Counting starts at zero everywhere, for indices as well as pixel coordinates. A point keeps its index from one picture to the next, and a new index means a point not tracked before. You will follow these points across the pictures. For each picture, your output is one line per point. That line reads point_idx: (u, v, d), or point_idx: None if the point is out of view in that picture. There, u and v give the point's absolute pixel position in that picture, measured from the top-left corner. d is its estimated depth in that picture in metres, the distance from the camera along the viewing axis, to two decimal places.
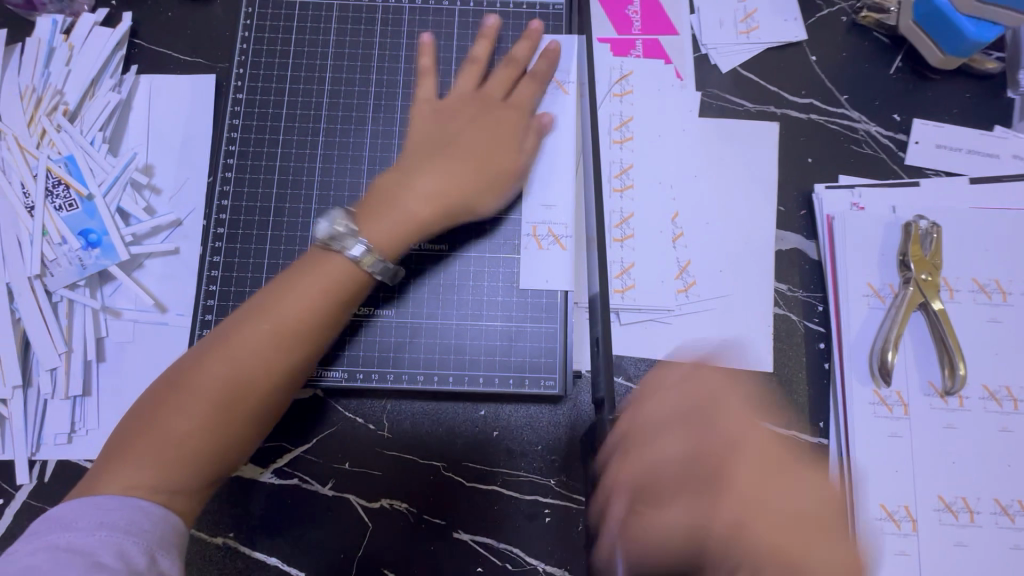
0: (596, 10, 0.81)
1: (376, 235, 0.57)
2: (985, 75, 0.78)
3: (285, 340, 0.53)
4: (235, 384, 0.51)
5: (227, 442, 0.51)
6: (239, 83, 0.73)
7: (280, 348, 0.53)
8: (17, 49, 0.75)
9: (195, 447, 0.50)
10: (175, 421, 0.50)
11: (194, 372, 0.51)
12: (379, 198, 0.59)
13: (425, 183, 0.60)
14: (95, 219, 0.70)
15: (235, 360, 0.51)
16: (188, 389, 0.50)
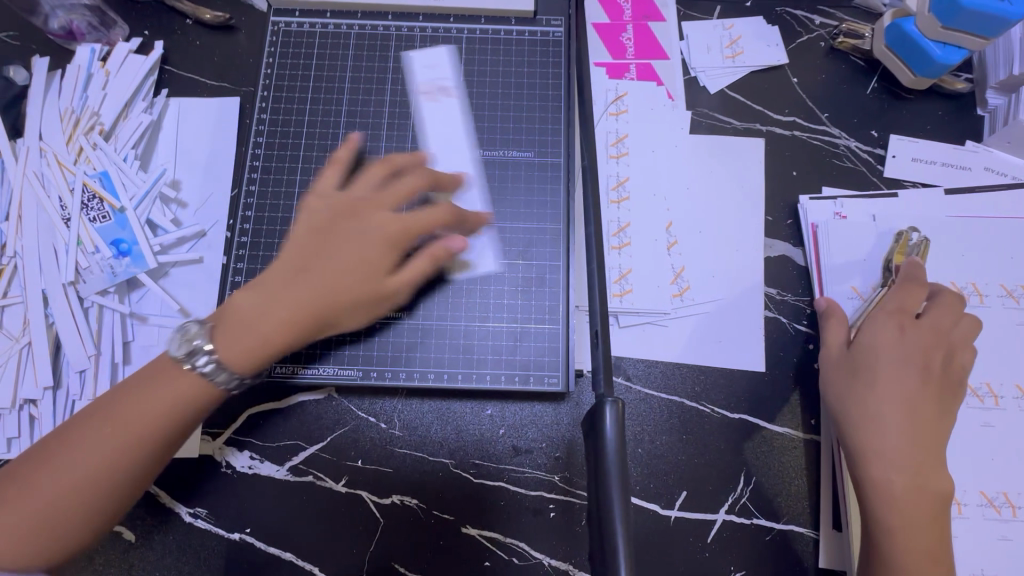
0: (592, 38, 0.87)
1: (227, 353, 0.52)
2: (955, 94, 0.84)
3: (133, 445, 0.50)
4: (91, 472, 0.50)
5: (88, 510, 0.50)
6: (262, 104, 0.79)
7: (130, 450, 0.50)
8: (57, 75, 0.81)
9: (63, 516, 0.49)
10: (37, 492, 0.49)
11: (63, 449, 0.50)
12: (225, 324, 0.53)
13: (261, 291, 0.55)
14: (127, 229, 0.75)
15: (93, 441, 0.50)
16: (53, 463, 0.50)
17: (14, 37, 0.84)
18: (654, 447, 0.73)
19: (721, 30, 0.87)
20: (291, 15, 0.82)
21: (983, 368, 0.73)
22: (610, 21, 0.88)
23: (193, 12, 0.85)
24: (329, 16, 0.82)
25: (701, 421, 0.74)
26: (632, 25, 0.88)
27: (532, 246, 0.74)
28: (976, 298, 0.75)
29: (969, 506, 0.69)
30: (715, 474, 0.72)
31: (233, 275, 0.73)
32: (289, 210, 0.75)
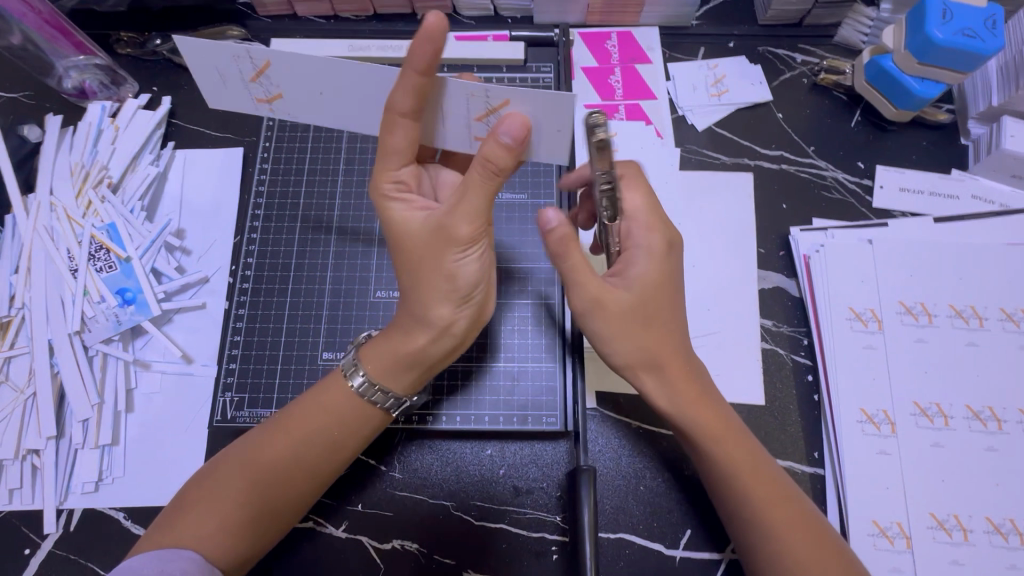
0: (582, 81, 0.91)
1: (395, 381, 0.61)
2: (938, 125, 0.86)
3: (306, 447, 0.60)
4: (265, 486, 0.58)
5: (265, 526, 0.58)
6: (265, 154, 0.82)
7: (310, 457, 0.60)
8: (69, 131, 0.84)
9: (245, 526, 0.57)
10: (218, 508, 0.56)
11: (224, 470, 0.58)
12: (393, 340, 0.61)
13: (439, 313, 0.59)
14: (132, 278, 0.76)
15: (273, 453, 0.59)
16: (216, 485, 0.58)
17: (30, 97, 0.88)
18: (655, 484, 0.72)
19: (706, 71, 0.90)
20: None
21: (986, 393, 0.72)
22: (598, 64, 0.92)
23: None
24: None
25: None
26: (620, 67, 0.91)
27: (528, 285, 0.76)
28: (976, 321, 0.75)
29: (975, 531, 0.68)
30: None
31: (234, 321, 0.75)
32: (290, 255, 0.77)
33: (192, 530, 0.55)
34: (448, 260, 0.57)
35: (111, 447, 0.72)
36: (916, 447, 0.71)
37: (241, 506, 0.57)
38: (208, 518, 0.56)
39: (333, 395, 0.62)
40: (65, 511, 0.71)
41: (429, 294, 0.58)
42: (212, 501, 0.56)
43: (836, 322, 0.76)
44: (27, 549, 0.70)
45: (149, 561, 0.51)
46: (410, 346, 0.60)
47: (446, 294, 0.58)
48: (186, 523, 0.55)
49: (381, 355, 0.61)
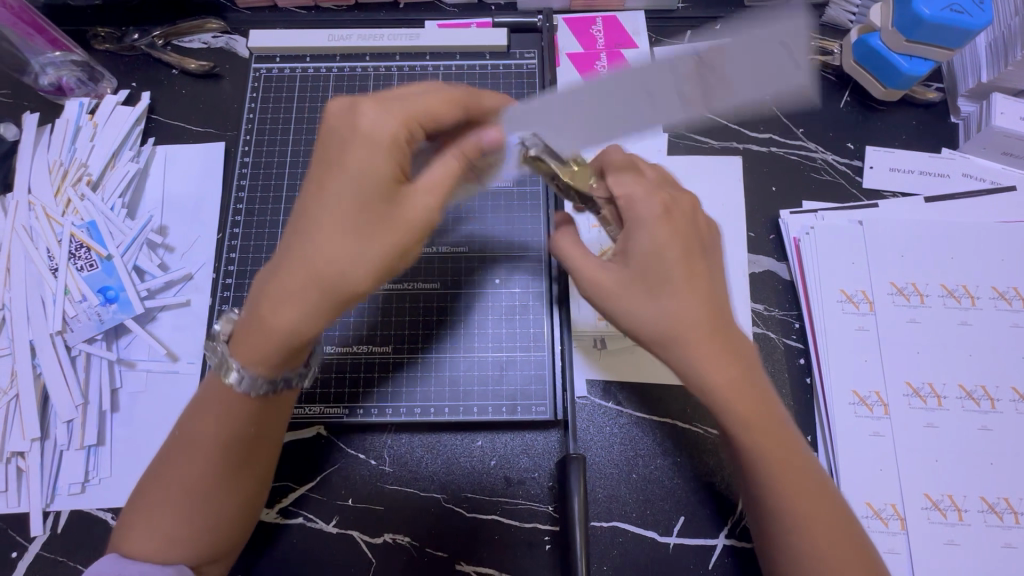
0: (567, 67, 0.89)
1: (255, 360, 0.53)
2: (927, 103, 0.85)
3: (236, 436, 0.55)
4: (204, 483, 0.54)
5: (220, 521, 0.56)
6: (246, 148, 0.80)
7: (240, 441, 0.55)
8: (47, 129, 0.83)
9: (189, 526, 0.54)
10: (161, 512, 0.53)
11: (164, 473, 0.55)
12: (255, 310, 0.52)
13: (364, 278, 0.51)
14: (113, 276, 0.75)
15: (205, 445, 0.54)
16: (158, 485, 0.55)
17: (6, 95, 0.86)
18: (648, 472, 0.72)
19: (693, 53, 0.89)
20: (272, 61, 0.84)
21: (979, 371, 0.72)
22: (583, 50, 0.90)
23: (179, 62, 0.87)
24: (309, 60, 0.84)
25: (694, 443, 0.73)
26: (605, 53, 0.90)
27: (516, 274, 0.74)
28: (968, 300, 0.75)
29: (969, 512, 0.67)
30: (711, 497, 0.71)
31: (218, 316, 0.73)
32: (274, 250, 0.76)
33: (154, 537, 0.53)
34: (382, 243, 0.51)
35: (97, 447, 0.72)
36: (908, 426, 0.70)
37: (182, 507, 0.54)
38: (166, 522, 0.53)
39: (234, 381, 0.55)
40: (51, 513, 0.70)
41: (340, 266, 0.50)
42: (158, 508, 0.54)
43: (827, 304, 0.75)
44: (15, 552, 0.69)
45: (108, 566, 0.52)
46: (291, 335, 0.52)
47: (372, 267, 0.51)
48: (145, 530, 0.53)
49: (251, 349, 0.52)
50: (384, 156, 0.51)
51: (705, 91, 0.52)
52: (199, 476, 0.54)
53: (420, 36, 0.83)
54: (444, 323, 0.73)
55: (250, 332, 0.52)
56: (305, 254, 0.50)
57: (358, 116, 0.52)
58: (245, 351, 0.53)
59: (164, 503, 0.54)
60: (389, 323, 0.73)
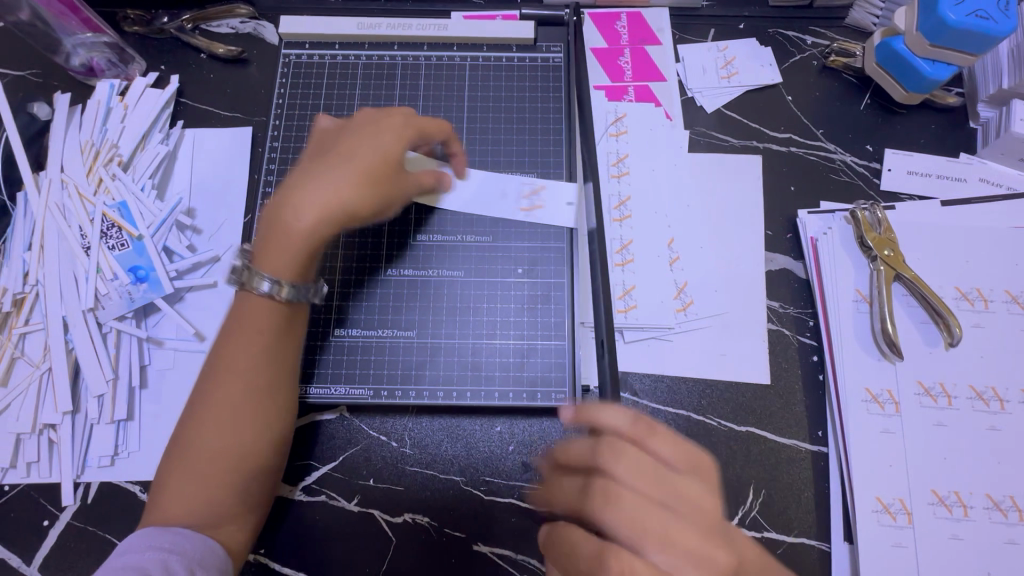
0: (591, 62, 0.90)
1: (274, 264, 0.60)
2: (947, 108, 0.86)
3: (258, 369, 0.60)
4: (231, 424, 0.58)
5: (249, 468, 0.59)
6: (275, 133, 0.81)
7: (262, 375, 0.60)
8: (78, 110, 0.84)
9: (219, 473, 0.57)
10: (190, 463, 0.57)
11: (192, 423, 0.58)
12: (270, 230, 0.61)
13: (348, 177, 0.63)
14: (144, 256, 0.77)
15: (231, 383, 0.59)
16: (187, 441, 0.58)
17: (38, 75, 0.87)
18: None
19: (717, 51, 0.90)
20: (301, 48, 0.85)
21: (990, 373, 0.73)
22: (608, 46, 0.91)
23: (208, 47, 0.88)
24: (338, 48, 0.85)
25: (708, 435, 0.74)
26: (629, 49, 0.91)
27: (538, 264, 0.76)
28: (981, 303, 0.76)
29: (974, 508, 0.69)
30: (723, 487, 0.73)
31: None
32: None
33: (182, 497, 0.56)
34: (369, 193, 0.64)
35: (127, 421, 0.74)
36: (918, 424, 0.72)
37: (213, 452, 0.57)
38: (200, 474, 0.57)
39: (253, 309, 0.60)
40: (82, 484, 0.72)
41: (347, 205, 0.62)
42: (191, 463, 0.57)
43: (842, 303, 0.77)
44: (47, 521, 0.71)
45: (138, 538, 0.53)
46: (308, 250, 0.62)
47: (363, 208, 0.64)
48: (177, 486, 0.56)
49: (284, 251, 0.60)
50: (395, 146, 0.66)
51: (529, 203, 0.77)
52: (228, 423, 0.58)
53: (448, 27, 0.84)
54: (466, 311, 0.74)
55: (288, 238, 0.62)
56: (320, 189, 0.61)
57: (380, 119, 0.68)
58: (279, 256, 0.60)
59: (193, 453, 0.57)
60: (414, 308, 0.74)
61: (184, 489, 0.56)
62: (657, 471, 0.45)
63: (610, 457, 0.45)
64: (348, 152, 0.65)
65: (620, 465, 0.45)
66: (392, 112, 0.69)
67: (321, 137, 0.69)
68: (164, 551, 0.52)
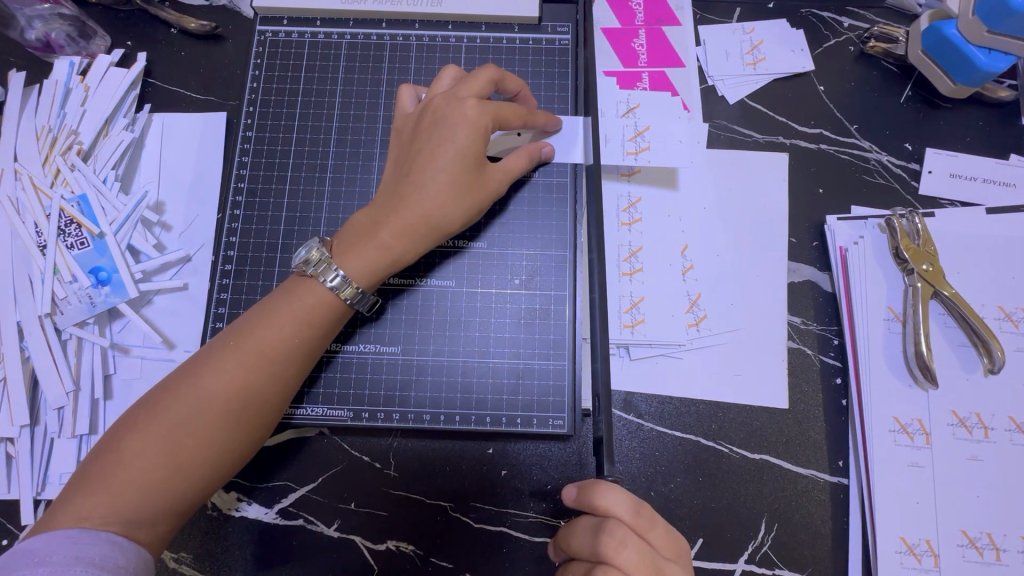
0: (602, 44, 0.81)
1: (353, 267, 0.58)
2: (998, 103, 0.77)
3: (262, 365, 0.55)
4: (211, 419, 0.52)
5: (215, 468, 0.53)
6: (249, 121, 0.74)
7: (263, 374, 0.55)
8: (34, 90, 0.76)
9: (175, 468, 0.51)
10: (147, 448, 0.51)
11: (170, 402, 0.52)
12: (360, 231, 0.60)
13: (455, 188, 0.60)
14: (106, 256, 0.70)
15: (231, 373, 0.53)
16: (156, 421, 0.52)
17: None
18: (667, 490, 0.68)
19: (742, 34, 0.81)
20: (280, 24, 0.76)
21: None
22: (621, 26, 0.82)
23: (178, 21, 0.80)
24: (320, 24, 0.77)
25: (718, 462, 0.68)
26: (644, 30, 0.82)
27: (537, 274, 0.69)
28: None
29: (1008, 552, 0.63)
30: (733, 519, 0.67)
31: (215, 306, 0.68)
32: (277, 235, 0.70)
33: (119, 493, 0.49)
34: (478, 197, 0.61)
35: (89, 436, 0.68)
36: (950, 458, 0.66)
37: (182, 445, 0.51)
38: (153, 471, 0.50)
39: (299, 304, 0.57)
40: (42, 502, 0.67)
41: (454, 213, 0.60)
42: (151, 448, 0.51)
43: (871, 322, 0.70)
44: (4, 540, 0.66)
45: (64, 544, 0.46)
46: (407, 259, 0.61)
47: (469, 212, 0.61)
48: (116, 481, 0.49)
49: (369, 260, 0.58)
50: (484, 140, 0.60)
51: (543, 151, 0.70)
52: (205, 422, 0.52)
53: (443, 3, 0.75)
54: (457, 326, 0.68)
55: (354, 244, 0.59)
56: (436, 201, 0.59)
57: (462, 101, 0.61)
58: (358, 264, 0.58)
59: (158, 439, 0.51)
60: (400, 323, 0.68)
61: (127, 478, 0.50)
62: (652, 558, 0.50)
63: (614, 546, 0.49)
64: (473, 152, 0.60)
65: (621, 555, 0.49)
66: (464, 96, 0.61)
67: (402, 127, 0.65)
68: (97, 568, 0.46)
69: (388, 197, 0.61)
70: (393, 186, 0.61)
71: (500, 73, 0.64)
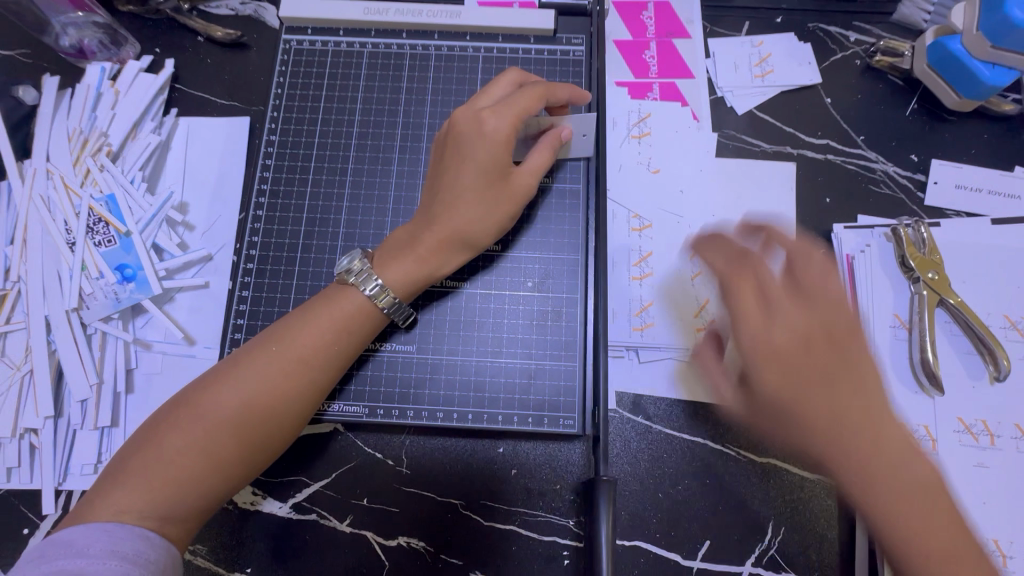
0: (614, 56, 0.84)
1: (392, 277, 0.61)
2: (1003, 116, 0.79)
3: (297, 364, 0.57)
4: (246, 415, 0.54)
5: (247, 464, 0.55)
6: (272, 126, 0.76)
7: (298, 373, 0.56)
8: (66, 94, 0.79)
9: (208, 461, 0.52)
10: (183, 442, 0.52)
11: (206, 398, 0.54)
12: (398, 245, 0.63)
13: (478, 201, 0.63)
14: (131, 254, 0.73)
15: (267, 370, 0.56)
16: (192, 415, 0.53)
17: (26, 55, 0.83)
18: (675, 491, 0.69)
19: (751, 47, 0.83)
20: (304, 34, 0.79)
21: None
22: (632, 38, 0.85)
23: (205, 29, 0.82)
24: (342, 34, 0.79)
25: (727, 465, 0.69)
26: (655, 42, 0.84)
27: (549, 278, 0.71)
28: None
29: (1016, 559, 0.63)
30: (739, 521, 0.68)
31: (237, 304, 0.70)
32: (297, 236, 0.72)
33: (157, 487, 0.51)
34: (507, 199, 0.63)
35: (111, 428, 0.70)
36: (956, 464, 0.66)
37: (216, 439, 0.53)
38: (189, 463, 0.52)
39: (335, 307, 0.59)
40: (63, 492, 0.69)
41: (482, 226, 0.63)
42: (187, 442, 0.52)
43: (878, 328, 0.71)
44: (26, 529, 0.68)
45: (99, 537, 0.47)
46: (444, 270, 0.64)
47: (499, 222, 0.64)
48: (154, 475, 0.51)
49: (407, 272, 0.62)
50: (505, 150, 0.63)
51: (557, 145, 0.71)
52: (242, 423, 0.54)
53: (461, 15, 0.78)
54: (471, 326, 0.69)
55: (390, 257, 0.62)
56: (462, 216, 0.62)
57: (479, 114, 0.63)
58: (396, 274, 0.61)
59: (195, 432, 0.53)
60: (419, 324, 0.69)
61: (161, 471, 0.51)
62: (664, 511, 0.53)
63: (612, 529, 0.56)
64: (494, 164, 0.62)
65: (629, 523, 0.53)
66: (480, 107, 0.64)
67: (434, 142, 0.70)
68: (128, 563, 0.47)
69: (423, 215, 0.64)
70: (426, 204, 0.65)
71: (522, 76, 0.68)
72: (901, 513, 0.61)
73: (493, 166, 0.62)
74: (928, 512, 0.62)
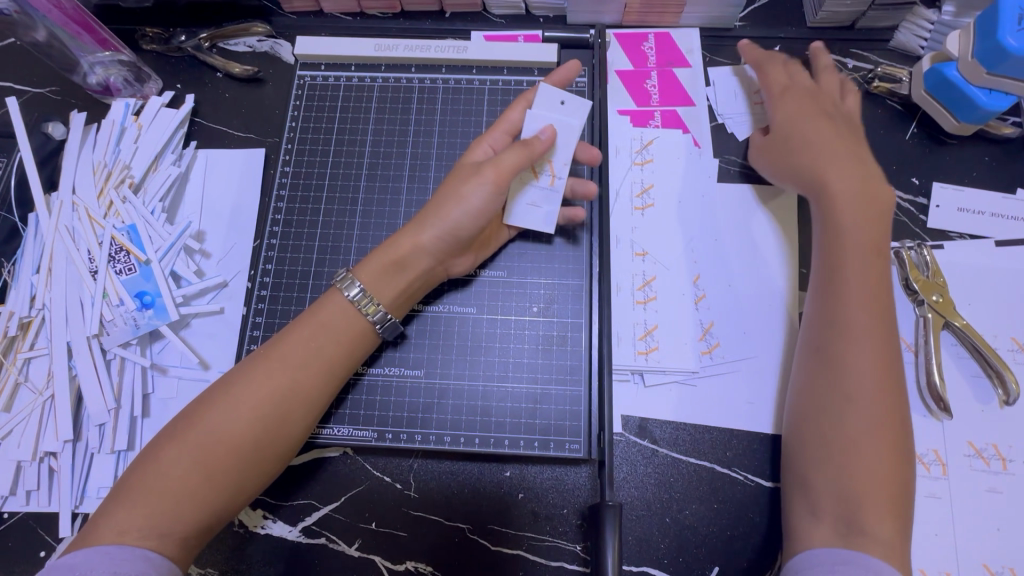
0: (616, 85, 0.86)
1: (366, 273, 0.63)
2: (1003, 139, 0.80)
3: (293, 373, 0.58)
4: (243, 426, 0.55)
5: (242, 475, 0.55)
6: (287, 157, 0.79)
7: (294, 381, 0.58)
8: (93, 129, 0.83)
9: (204, 473, 0.53)
10: (179, 454, 0.54)
11: (203, 411, 0.56)
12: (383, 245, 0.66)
13: (434, 213, 0.64)
14: (150, 281, 0.75)
15: (262, 379, 0.57)
16: (191, 428, 0.55)
17: (56, 92, 0.87)
18: (683, 516, 0.68)
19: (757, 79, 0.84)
20: (317, 69, 0.83)
21: None
22: (633, 68, 0.87)
23: (224, 66, 0.86)
24: (354, 69, 0.83)
25: (734, 489, 0.69)
26: (656, 72, 0.86)
27: (554, 302, 0.72)
28: None
29: None
30: (748, 546, 0.67)
31: (250, 329, 0.72)
32: (309, 263, 0.75)
33: (154, 504, 0.52)
34: (467, 183, 0.64)
35: (127, 452, 0.71)
36: (968, 489, 0.66)
37: (212, 451, 0.54)
38: (186, 477, 0.53)
39: (329, 315, 0.62)
40: (79, 516, 0.70)
41: (433, 233, 0.63)
42: (182, 456, 0.53)
43: None
44: (42, 552, 0.69)
45: (102, 561, 0.48)
46: (412, 270, 0.65)
47: (448, 233, 0.64)
48: (152, 491, 0.52)
49: (380, 270, 0.63)
50: (476, 169, 0.65)
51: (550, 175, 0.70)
52: (235, 433, 0.55)
53: (468, 49, 0.81)
54: (477, 350, 0.71)
55: (365, 260, 0.65)
56: (421, 225, 0.64)
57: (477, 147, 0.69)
58: (370, 272, 0.63)
59: (190, 445, 0.54)
60: (406, 336, 0.71)
61: (158, 487, 0.52)
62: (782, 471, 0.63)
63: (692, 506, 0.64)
64: (462, 178, 0.65)
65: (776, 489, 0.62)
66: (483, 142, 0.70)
67: None
68: None
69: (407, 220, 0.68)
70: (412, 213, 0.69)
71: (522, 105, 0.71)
72: (863, 439, 0.56)
73: (462, 181, 0.65)
74: (884, 447, 0.56)
